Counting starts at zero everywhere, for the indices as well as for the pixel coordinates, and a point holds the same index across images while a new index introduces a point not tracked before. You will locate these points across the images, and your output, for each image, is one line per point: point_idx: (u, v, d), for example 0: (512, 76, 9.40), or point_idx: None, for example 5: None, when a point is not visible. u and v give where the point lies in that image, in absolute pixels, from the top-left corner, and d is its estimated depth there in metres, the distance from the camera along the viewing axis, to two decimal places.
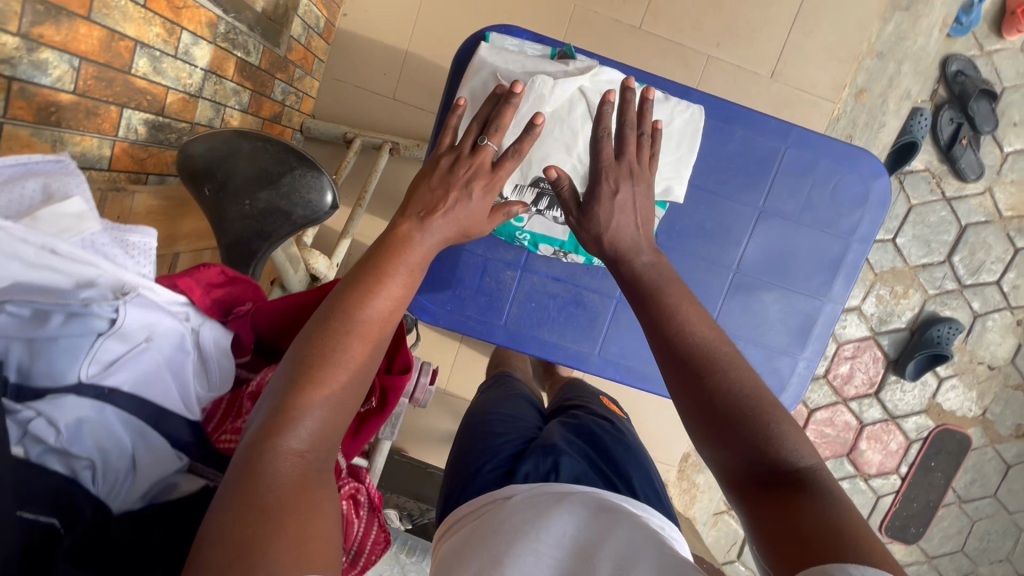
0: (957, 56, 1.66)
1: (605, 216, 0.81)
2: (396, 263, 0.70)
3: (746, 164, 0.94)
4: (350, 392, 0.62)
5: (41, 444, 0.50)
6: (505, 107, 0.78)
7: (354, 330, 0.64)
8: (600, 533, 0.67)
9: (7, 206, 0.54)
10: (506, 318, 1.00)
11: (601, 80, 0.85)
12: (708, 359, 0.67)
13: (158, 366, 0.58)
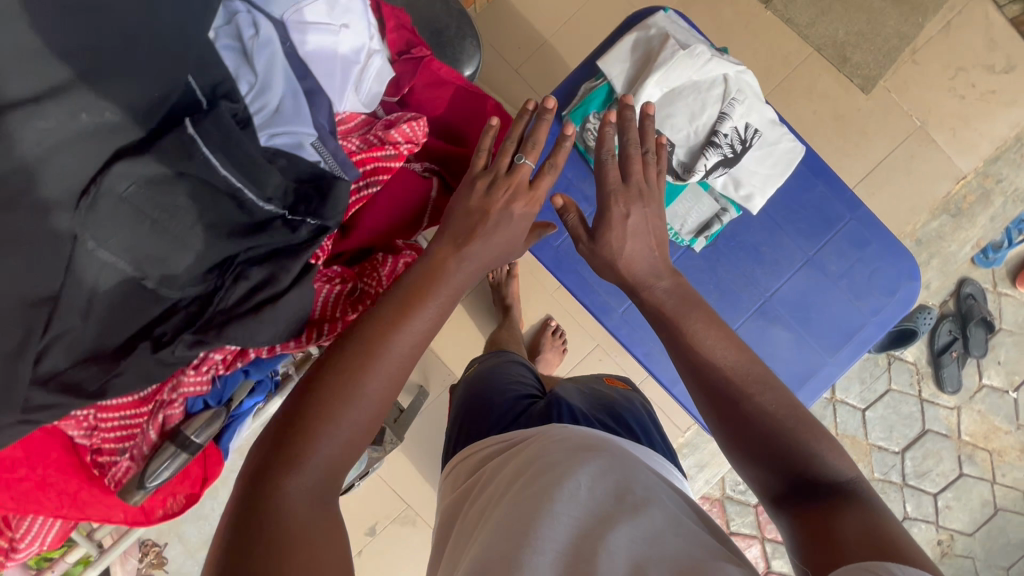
0: (973, 280, 1.84)
1: (617, 243, 0.78)
2: (433, 289, 0.63)
3: (813, 216, 1.07)
4: (371, 418, 0.57)
5: (233, 39, 0.59)
6: (542, 123, 0.69)
7: (379, 364, 0.58)
8: (613, 491, 0.64)
9: None
10: (561, 243, 1.07)
11: (744, 79, 0.96)
12: (745, 399, 0.66)
13: (334, 50, 0.64)
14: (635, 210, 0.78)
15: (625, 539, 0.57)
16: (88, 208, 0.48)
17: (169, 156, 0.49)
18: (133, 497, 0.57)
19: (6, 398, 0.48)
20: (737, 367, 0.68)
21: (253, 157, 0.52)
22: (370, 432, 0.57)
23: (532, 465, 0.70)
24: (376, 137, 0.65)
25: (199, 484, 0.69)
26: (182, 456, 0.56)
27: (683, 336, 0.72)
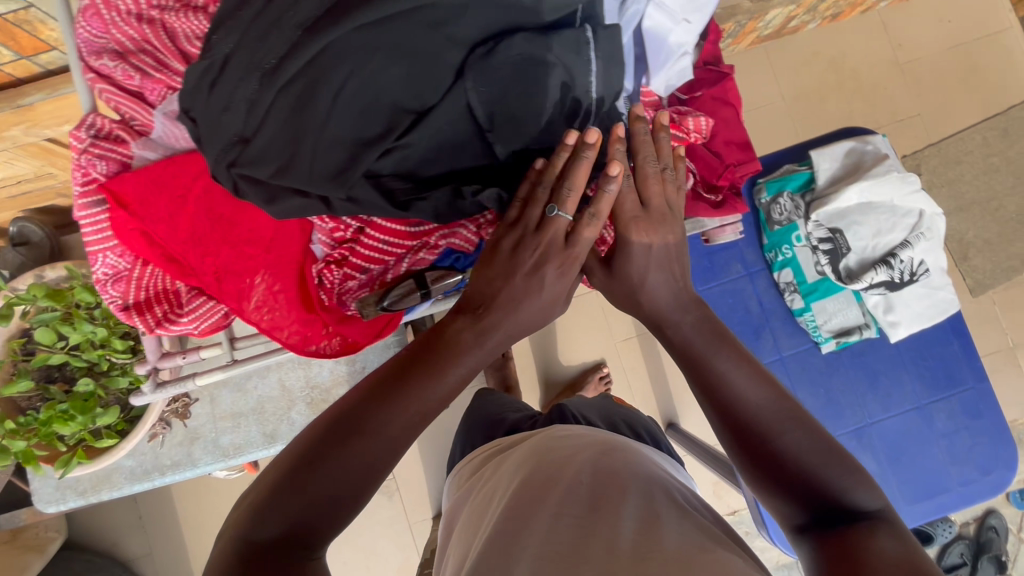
0: (1000, 512, 1.72)
1: (638, 274, 0.63)
2: (440, 370, 0.58)
3: (939, 369, 1.11)
4: (363, 480, 0.55)
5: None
6: (581, 167, 0.55)
7: (371, 423, 0.55)
8: (608, 487, 0.57)
9: None
10: (705, 289, 1.14)
11: (936, 219, 1.03)
12: (753, 425, 0.58)
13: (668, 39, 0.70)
14: (658, 242, 0.63)
15: (627, 520, 0.52)
16: (485, 56, 0.54)
17: (565, 51, 0.55)
18: (368, 313, 0.65)
19: (343, 174, 0.54)
20: (754, 400, 0.59)
21: (617, 82, 0.58)
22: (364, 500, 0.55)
23: (528, 465, 0.65)
24: (671, 116, 0.73)
25: (361, 341, 0.70)
26: (422, 296, 0.62)
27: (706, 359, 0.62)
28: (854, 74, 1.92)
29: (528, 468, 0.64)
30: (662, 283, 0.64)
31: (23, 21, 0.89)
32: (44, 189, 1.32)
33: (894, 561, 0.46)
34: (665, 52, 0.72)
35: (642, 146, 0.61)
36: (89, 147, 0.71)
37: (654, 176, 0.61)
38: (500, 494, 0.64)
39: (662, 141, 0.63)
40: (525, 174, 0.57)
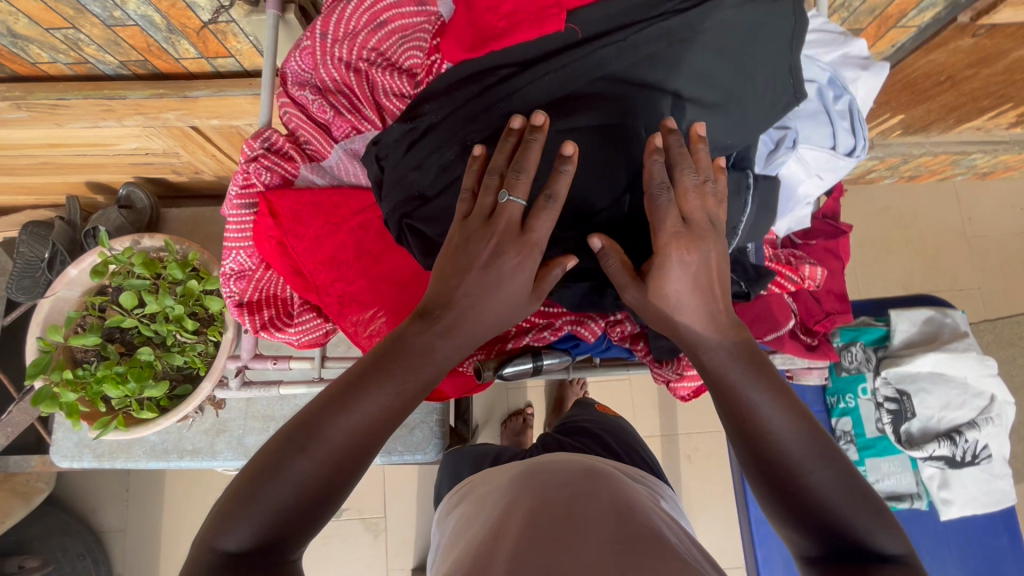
0: None
1: (675, 291, 0.56)
2: (397, 373, 0.57)
3: (983, 559, 1.08)
4: (325, 481, 0.55)
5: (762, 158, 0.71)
6: (528, 150, 0.55)
7: (341, 417, 0.55)
8: (577, 517, 0.54)
9: (853, 63, 0.76)
10: None
11: (1005, 406, 1.04)
12: (779, 458, 0.55)
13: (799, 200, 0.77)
14: (697, 261, 0.56)
15: (595, 548, 0.49)
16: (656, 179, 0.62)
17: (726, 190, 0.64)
18: (484, 375, 0.63)
19: None
20: (783, 435, 0.55)
21: (759, 224, 0.68)
22: (327, 504, 0.55)
23: (517, 487, 0.64)
24: (790, 259, 0.77)
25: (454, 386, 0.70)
26: (535, 370, 0.65)
27: (741, 390, 0.56)
28: (922, 236, 1.97)
29: (511, 495, 0.63)
30: (706, 318, 0.57)
31: (220, 31, 0.99)
32: (163, 164, 1.41)
33: None
34: (791, 208, 0.78)
35: (676, 158, 0.56)
36: (259, 157, 0.77)
37: (693, 189, 0.56)
38: (489, 511, 0.63)
39: (703, 154, 0.57)
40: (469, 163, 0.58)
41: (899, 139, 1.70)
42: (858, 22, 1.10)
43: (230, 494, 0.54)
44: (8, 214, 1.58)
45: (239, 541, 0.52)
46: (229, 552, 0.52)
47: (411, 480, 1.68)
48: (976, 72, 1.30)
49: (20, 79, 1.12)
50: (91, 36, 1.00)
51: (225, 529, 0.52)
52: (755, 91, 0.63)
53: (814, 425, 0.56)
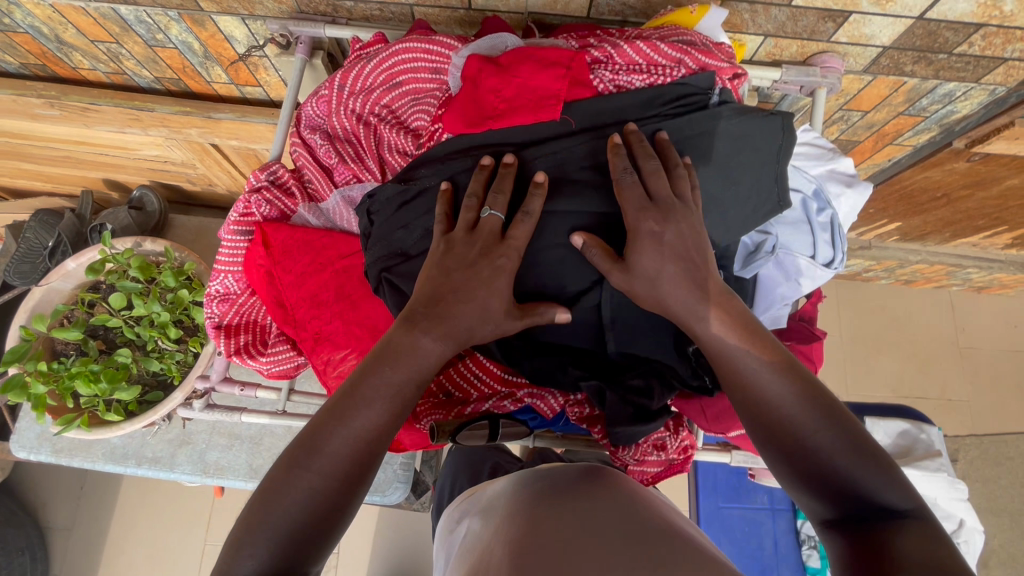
0: None
1: (654, 265, 0.57)
2: (400, 375, 0.55)
3: None
4: (333, 490, 0.53)
5: (740, 259, 0.75)
6: (505, 176, 0.61)
7: (349, 422, 0.54)
8: (585, 499, 0.47)
9: (838, 179, 0.79)
10: (725, 508, 1.23)
11: (970, 532, 1.04)
12: (779, 419, 0.53)
13: (777, 303, 0.78)
14: (671, 230, 0.57)
15: (613, 527, 0.42)
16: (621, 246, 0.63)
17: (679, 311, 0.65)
18: (436, 439, 0.63)
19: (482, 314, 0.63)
20: (782, 395, 0.53)
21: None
22: (339, 516, 0.53)
23: (521, 483, 0.57)
24: None
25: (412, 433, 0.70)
26: (487, 438, 0.65)
27: (735, 353, 0.55)
28: (913, 340, 1.97)
29: (511, 493, 0.56)
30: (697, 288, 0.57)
31: (252, 63, 1.05)
32: (179, 173, 1.46)
33: (926, 561, 0.41)
34: (770, 309, 0.79)
35: (637, 150, 0.60)
36: (262, 189, 0.81)
37: (656, 171, 0.59)
38: (487, 511, 0.56)
39: (667, 151, 0.61)
40: (438, 197, 0.62)
41: (895, 244, 1.73)
42: (856, 136, 1.15)
43: (242, 523, 0.52)
44: (24, 198, 1.63)
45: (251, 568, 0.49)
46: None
47: (370, 522, 1.63)
48: (971, 194, 1.31)
49: (60, 80, 1.19)
50: (132, 52, 1.06)
51: (236, 557, 0.50)
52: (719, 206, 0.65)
53: (814, 384, 0.53)
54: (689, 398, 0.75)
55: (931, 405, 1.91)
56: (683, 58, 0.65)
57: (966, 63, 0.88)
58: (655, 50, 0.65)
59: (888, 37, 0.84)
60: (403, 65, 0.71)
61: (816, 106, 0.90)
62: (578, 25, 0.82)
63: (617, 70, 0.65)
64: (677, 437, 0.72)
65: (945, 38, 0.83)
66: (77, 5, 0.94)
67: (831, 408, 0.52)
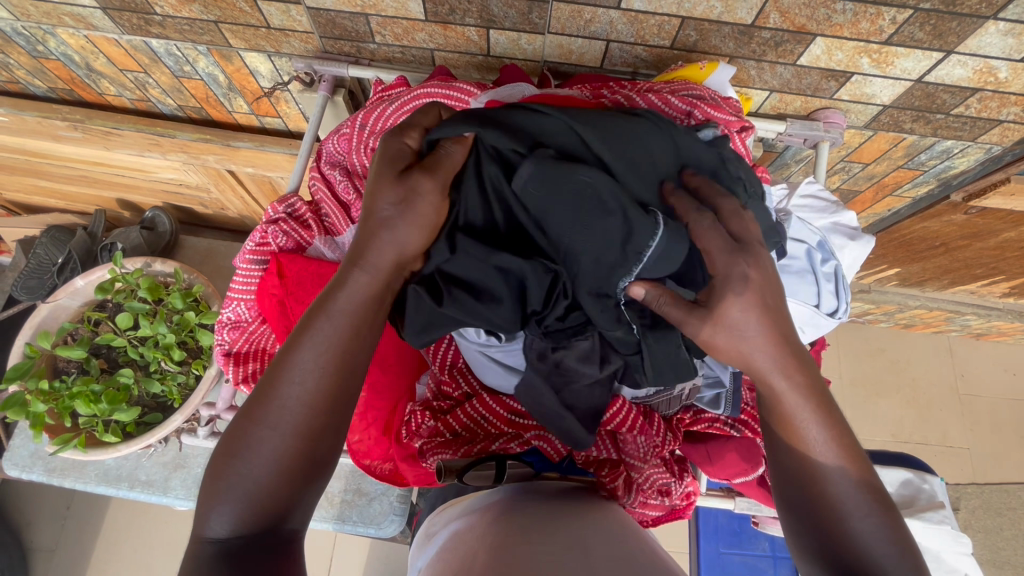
0: None
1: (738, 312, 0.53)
2: (341, 312, 0.55)
3: None
4: (289, 444, 0.53)
5: None
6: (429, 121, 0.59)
7: (300, 373, 0.53)
8: (563, 538, 0.48)
9: (841, 230, 0.81)
10: (725, 554, 1.21)
11: None
12: (827, 492, 0.54)
13: None
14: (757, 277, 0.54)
15: (600, 556, 0.45)
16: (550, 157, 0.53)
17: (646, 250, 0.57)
18: (442, 478, 0.63)
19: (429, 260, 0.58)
20: (833, 469, 0.54)
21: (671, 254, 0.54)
22: (300, 468, 0.53)
23: (494, 502, 0.58)
24: None
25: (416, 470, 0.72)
26: (495, 480, 0.62)
27: (802, 419, 0.55)
28: (912, 386, 1.97)
29: (485, 512, 0.56)
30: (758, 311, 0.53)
31: (274, 97, 1.09)
32: (193, 196, 1.49)
33: None
34: None
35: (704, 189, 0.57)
36: (280, 220, 0.83)
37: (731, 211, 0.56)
38: (460, 530, 0.56)
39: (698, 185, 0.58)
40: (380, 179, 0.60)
41: (894, 289, 1.75)
42: (857, 186, 1.18)
43: (208, 483, 0.53)
44: (37, 214, 1.66)
45: (224, 527, 0.50)
46: (217, 540, 0.50)
47: (361, 554, 1.60)
48: (969, 244, 1.34)
49: (86, 104, 1.22)
50: (159, 82, 1.10)
51: (208, 518, 0.51)
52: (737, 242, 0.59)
53: (865, 462, 0.56)
54: (694, 441, 0.77)
55: (931, 452, 1.89)
56: (692, 111, 0.68)
57: (963, 123, 0.91)
58: (664, 102, 0.68)
59: (888, 96, 0.88)
60: (424, 108, 0.74)
61: (820, 158, 0.93)
62: (592, 76, 0.86)
63: None
64: (681, 483, 0.71)
65: (942, 100, 0.87)
66: (110, 36, 0.98)
67: (872, 488, 0.54)
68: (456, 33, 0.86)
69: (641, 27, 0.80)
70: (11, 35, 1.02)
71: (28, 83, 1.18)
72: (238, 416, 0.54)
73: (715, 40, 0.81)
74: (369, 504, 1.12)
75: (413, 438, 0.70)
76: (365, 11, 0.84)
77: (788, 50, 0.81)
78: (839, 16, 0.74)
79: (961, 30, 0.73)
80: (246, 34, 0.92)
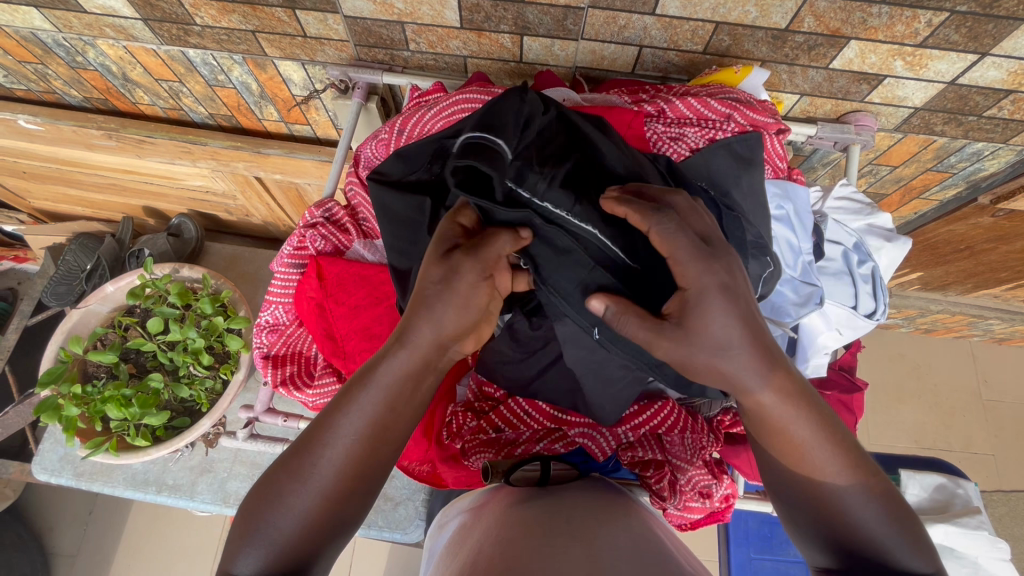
0: None
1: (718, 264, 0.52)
2: (377, 385, 0.54)
3: None
4: (319, 504, 0.53)
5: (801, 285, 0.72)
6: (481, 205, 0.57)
7: (336, 440, 0.53)
8: (577, 534, 0.49)
9: (877, 231, 0.82)
10: (756, 560, 1.20)
11: None
12: (821, 491, 0.53)
13: (823, 345, 0.77)
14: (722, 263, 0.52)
15: (610, 547, 0.46)
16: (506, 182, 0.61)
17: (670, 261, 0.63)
18: (489, 479, 0.63)
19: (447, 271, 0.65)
20: (823, 455, 0.52)
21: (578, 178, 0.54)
22: (326, 523, 0.54)
23: (503, 497, 0.58)
24: None
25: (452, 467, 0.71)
26: (539, 478, 0.61)
27: (786, 419, 0.52)
28: (935, 391, 1.95)
29: (495, 507, 0.57)
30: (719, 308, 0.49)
31: (306, 105, 1.11)
32: (219, 203, 1.51)
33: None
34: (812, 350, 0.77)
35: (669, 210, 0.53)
36: (317, 225, 0.84)
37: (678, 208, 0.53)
38: (471, 525, 0.56)
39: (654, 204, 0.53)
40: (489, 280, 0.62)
41: (916, 294, 1.74)
42: (885, 189, 1.18)
43: (239, 524, 0.54)
44: (65, 222, 1.68)
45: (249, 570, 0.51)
46: None
47: (382, 560, 1.59)
48: (995, 248, 1.32)
49: (119, 114, 1.25)
50: (192, 91, 1.12)
51: (236, 556, 0.52)
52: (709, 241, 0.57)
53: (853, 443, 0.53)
54: (734, 443, 0.77)
55: (956, 458, 1.87)
56: (732, 113, 0.69)
57: (995, 125, 0.91)
58: (704, 105, 0.69)
59: (919, 99, 0.88)
60: (462, 115, 0.74)
61: (851, 160, 0.93)
62: (624, 82, 0.87)
63: (668, 122, 0.69)
64: (721, 485, 0.71)
65: (975, 102, 0.87)
66: (149, 47, 1.00)
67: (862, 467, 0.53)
68: (490, 40, 0.88)
69: (675, 33, 0.81)
70: (52, 47, 1.04)
71: (64, 93, 1.20)
72: (275, 464, 0.55)
73: (747, 45, 0.82)
74: (398, 507, 1.12)
75: (454, 439, 0.70)
76: (402, 19, 0.86)
77: (821, 54, 0.82)
78: (874, 20, 0.74)
79: (997, 32, 0.74)
80: (281, 43, 0.94)
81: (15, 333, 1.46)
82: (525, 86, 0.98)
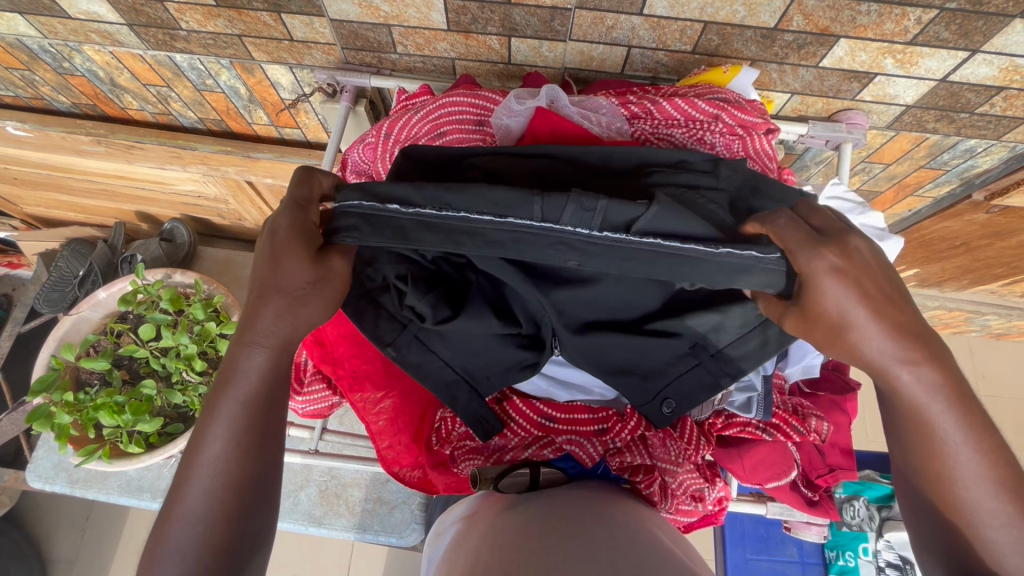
0: None
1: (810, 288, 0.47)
2: (234, 390, 0.51)
3: None
4: (212, 530, 0.47)
5: None
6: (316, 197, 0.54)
7: (209, 456, 0.49)
8: (574, 532, 0.48)
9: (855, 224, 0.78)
10: (753, 559, 1.20)
11: None
12: (951, 493, 0.47)
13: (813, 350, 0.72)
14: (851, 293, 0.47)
15: (608, 545, 0.46)
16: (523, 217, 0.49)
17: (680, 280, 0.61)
18: (478, 486, 0.62)
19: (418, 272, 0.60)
20: (964, 455, 0.46)
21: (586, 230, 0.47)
22: (226, 548, 0.47)
23: (501, 501, 0.58)
24: (797, 410, 0.76)
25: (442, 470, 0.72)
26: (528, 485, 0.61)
27: (937, 418, 0.47)
28: None
29: (492, 510, 0.57)
30: (833, 277, 0.46)
31: (295, 108, 1.10)
32: (211, 207, 1.50)
33: None
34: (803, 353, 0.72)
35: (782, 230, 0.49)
36: None
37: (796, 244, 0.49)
38: (470, 529, 0.56)
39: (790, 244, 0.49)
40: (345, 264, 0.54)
41: (913, 291, 1.73)
42: (877, 185, 1.18)
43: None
44: (58, 227, 1.68)
45: None
46: None
47: (379, 563, 1.59)
48: (990, 244, 1.31)
49: (108, 119, 1.24)
50: (181, 95, 1.12)
51: None
52: (675, 253, 0.47)
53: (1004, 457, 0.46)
54: (727, 446, 0.75)
55: None
56: (719, 114, 0.69)
57: (988, 122, 0.91)
58: (692, 106, 0.68)
59: (911, 96, 0.87)
60: (449, 116, 0.73)
61: (843, 159, 0.92)
62: (614, 81, 0.86)
63: (655, 125, 0.69)
64: (714, 488, 0.70)
65: (967, 99, 0.86)
66: (135, 52, 0.99)
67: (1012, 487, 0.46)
68: (477, 42, 0.87)
69: (663, 33, 0.80)
70: (38, 53, 1.03)
71: (52, 100, 1.20)
72: (155, 523, 0.48)
73: (737, 44, 0.81)
74: (394, 512, 1.12)
75: (445, 445, 0.71)
76: (388, 22, 0.85)
77: (811, 52, 0.81)
78: (863, 18, 0.74)
79: (988, 29, 0.73)
80: (268, 46, 0.93)
81: (8, 340, 1.44)
82: (514, 87, 0.97)
